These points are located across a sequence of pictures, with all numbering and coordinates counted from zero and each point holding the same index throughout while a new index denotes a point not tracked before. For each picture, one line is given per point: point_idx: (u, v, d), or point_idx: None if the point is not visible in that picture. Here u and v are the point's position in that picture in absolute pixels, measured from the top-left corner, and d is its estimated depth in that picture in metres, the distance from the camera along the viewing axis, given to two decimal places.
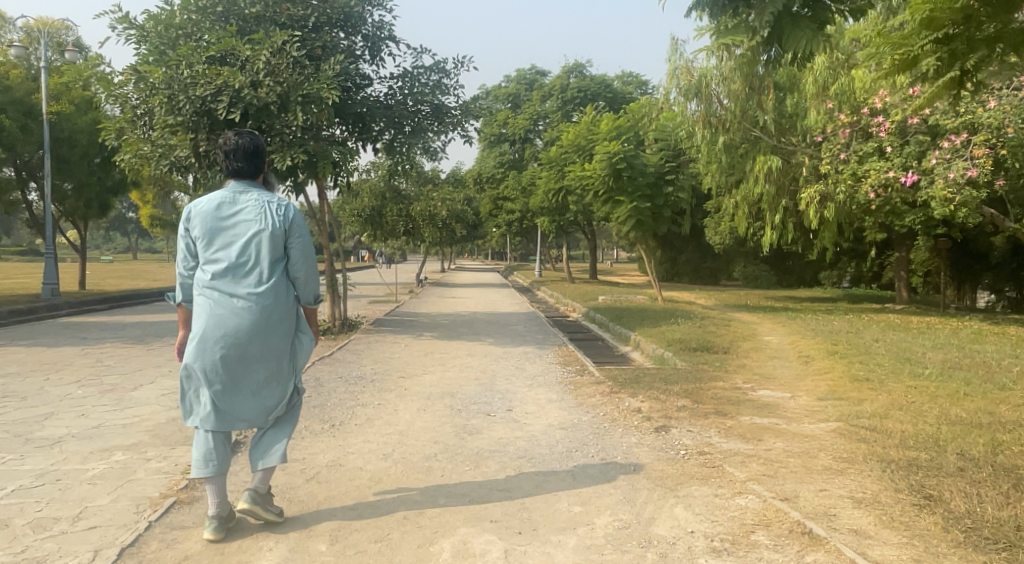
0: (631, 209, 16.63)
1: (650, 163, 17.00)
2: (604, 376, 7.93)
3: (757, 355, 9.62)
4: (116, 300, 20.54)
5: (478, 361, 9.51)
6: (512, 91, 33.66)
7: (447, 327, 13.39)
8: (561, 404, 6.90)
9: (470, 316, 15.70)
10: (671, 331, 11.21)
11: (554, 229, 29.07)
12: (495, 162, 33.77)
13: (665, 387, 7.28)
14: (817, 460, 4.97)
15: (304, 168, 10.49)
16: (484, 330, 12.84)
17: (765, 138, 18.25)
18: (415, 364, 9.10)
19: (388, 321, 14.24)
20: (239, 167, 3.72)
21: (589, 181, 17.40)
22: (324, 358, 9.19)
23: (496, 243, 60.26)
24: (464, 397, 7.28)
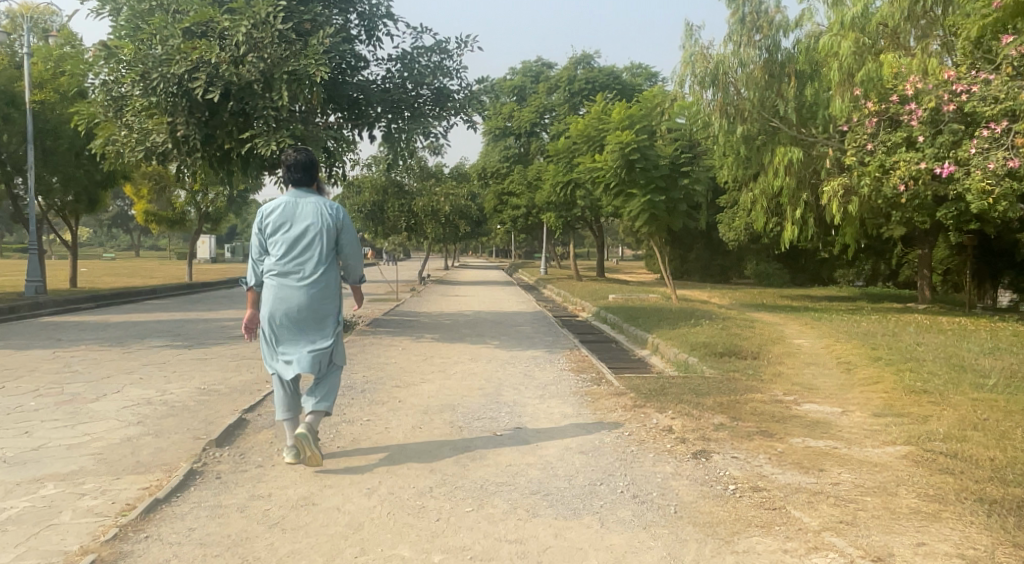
0: (644, 203, 15.69)
1: (663, 155, 16.06)
2: (625, 388, 7.01)
3: (791, 362, 8.67)
4: (105, 298, 19.69)
5: (482, 367, 8.59)
6: (518, 83, 32.71)
7: (449, 328, 12.46)
8: (578, 420, 5.98)
9: (474, 317, 14.76)
10: (694, 334, 10.27)
11: (561, 225, 28.10)
12: (500, 156, 32.89)
13: (696, 401, 6.36)
14: (899, 500, 4.04)
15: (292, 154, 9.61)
16: (489, 332, 11.91)
17: (784, 128, 17.40)
18: (412, 372, 8.17)
19: (386, 321, 13.34)
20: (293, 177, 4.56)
21: (599, 173, 16.47)
22: None
23: (501, 241, 59.32)
24: (465, 411, 6.37)
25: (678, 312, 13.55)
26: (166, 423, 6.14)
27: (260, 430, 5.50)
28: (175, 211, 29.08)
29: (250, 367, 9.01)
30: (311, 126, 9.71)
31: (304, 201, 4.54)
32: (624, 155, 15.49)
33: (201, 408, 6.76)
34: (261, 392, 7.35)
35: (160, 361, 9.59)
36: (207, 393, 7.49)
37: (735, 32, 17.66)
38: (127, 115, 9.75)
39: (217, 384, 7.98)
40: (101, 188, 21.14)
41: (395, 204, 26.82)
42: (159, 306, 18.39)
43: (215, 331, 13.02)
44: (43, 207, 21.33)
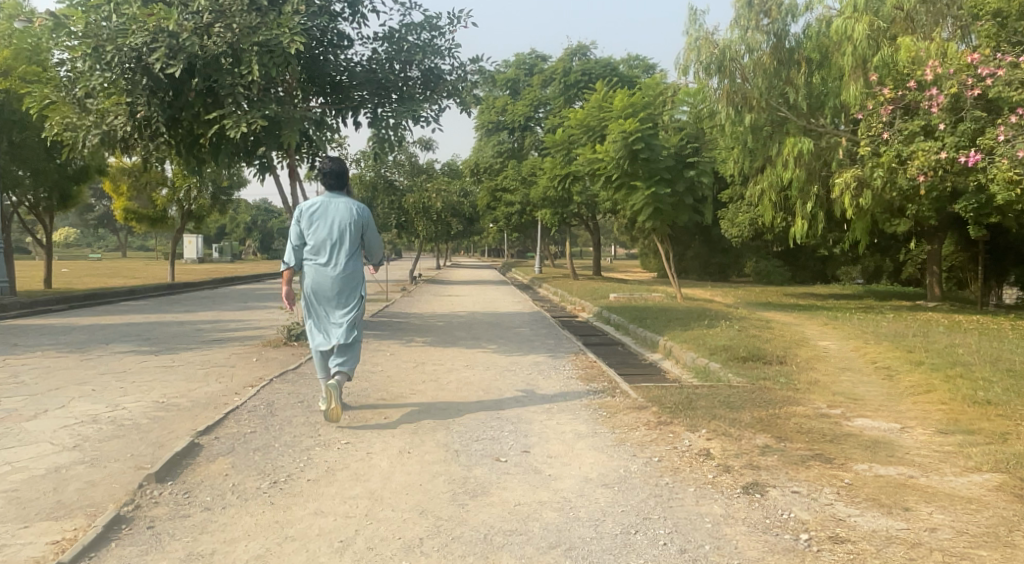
0: (648, 196, 14.84)
1: (668, 144, 15.15)
2: (646, 401, 6.07)
3: (823, 369, 7.77)
4: (78, 299, 18.59)
5: (480, 375, 7.65)
6: (511, 76, 31.69)
7: (441, 331, 11.48)
8: (595, 442, 5.04)
9: (469, 318, 13.77)
10: (711, 337, 9.34)
11: (557, 222, 27.12)
12: (493, 151, 31.93)
13: (733, 417, 5.42)
14: (1023, 555, 3.13)
15: (265, 137, 8.67)
16: (485, 335, 10.94)
17: (791, 117, 16.56)
18: (400, 381, 7.22)
19: (374, 323, 12.37)
20: (332, 180, 5.54)
21: (599, 165, 15.54)
22: (288, 373, 7.33)
23: (493, 239, 58.32)
24: (463, 429, 5.41)
25: (689, 312, 12.57)
26: (107, 448, 5.16)
27: (215, 458, 4.54)
28: (156, 209, 27.93)
29: (220, 377, 8.03)
30: (288, 107, 8.76)
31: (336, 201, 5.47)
32: (628, 146, 14.59)
33: (154, 427, 5.79)
34: (226, 407, 6.38)
35: (119, 369, 8.59)
36: (165, 408, 6.50)
37: (743, 16, 16.96)
38: (80, 96, 8.80)
39: (179, 397, 7.00)
40: (73, 183, 20.00)
41: (385, 200, 26.48)
42: (134, 308, 17.30)
43: (187, 335, 12.00)
44: (12, 204, 20.15)
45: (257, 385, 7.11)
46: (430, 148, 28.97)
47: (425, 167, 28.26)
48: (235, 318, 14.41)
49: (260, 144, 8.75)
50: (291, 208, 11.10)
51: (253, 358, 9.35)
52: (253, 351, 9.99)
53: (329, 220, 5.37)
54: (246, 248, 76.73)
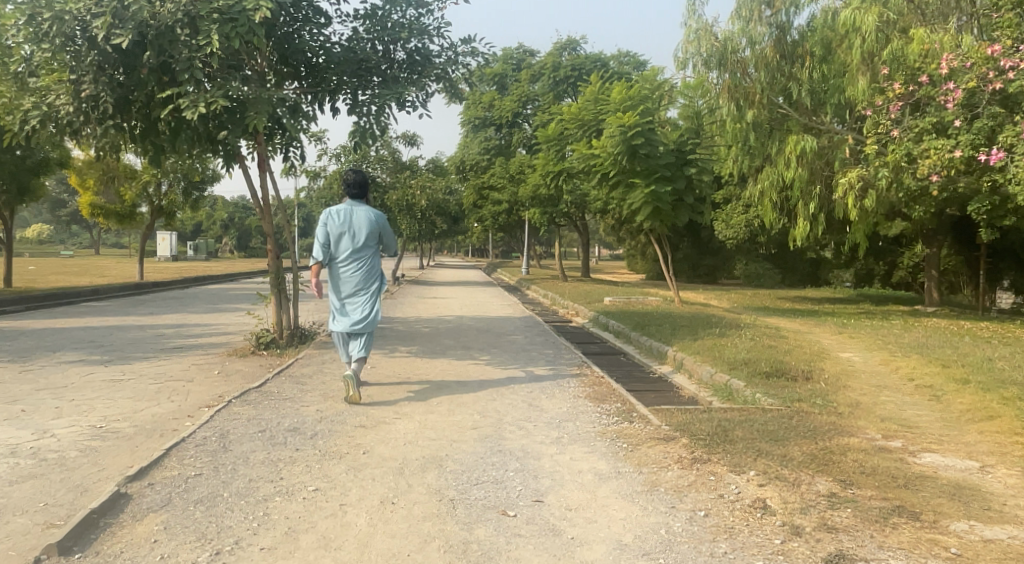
0: (647, 194, 14.02)
1: (668, 139, 14.32)
2: (672, 430, 5.15)
3: (859, 388, 6.90)
4: (36, 300, 17.32)
5: (473, 393, 6.72)
6: (498, 71, 30.67)
7: (427, 339, 10.51)
8: (619, 488, 4.14)
9: (457, 323, 12.80)
10: (725, 349, 8.47)
11: (545, 222, 26.21)
12: (479, 148, 30.90)
13: (781, 454, 4.52)
14: None
15: (228, 119, 7.65)
16: (476, 344, 9.98)
17: (793, 114, 15.81)
18: (382, 401, 6.27)
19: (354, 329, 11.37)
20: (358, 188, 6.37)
21: (595, 160, 14.68)
22: (252, 393, 6.34)
23: (477, 239, 57.33)
24: (458, 469, 4.46)
25: (693, 318, 11.70)
26: (16, 493, 4.15)
27: (147, 513, 3.57)
28: (125, 204, 26.57)
29: (175, 395, 6.99)
30: (255, 87, 7.76)
31: (361, 209, 6.32)
32: (627, 141, 13.73)
33: (82, 461, 4.77)
34: (176, 435, 5.38)
35: (60, 383, 7.51)
36: (101, 436, 5.46)
37: (744, 7, 16.13)
38: (17, 73, 7.83)
39: (122, 421, 5.96)
40: (32, 175, 18.72)
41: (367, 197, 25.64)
42: (94, 310, 16.09)
43: (147, 342, 10.90)
44: None
45: (215, 406, 6.10)
46: (414, 144, 27.93)
47: (409, 164, 27.24)
48: (203, 322, 13.31)
49: (223, 128, 7.74)
50: (262, 203, 10.07)
51: (217, 370, 8.33)
52: (217, 362, 8.94)
53: (357, 225, 6.21)
54: (224, 246, 74.96)
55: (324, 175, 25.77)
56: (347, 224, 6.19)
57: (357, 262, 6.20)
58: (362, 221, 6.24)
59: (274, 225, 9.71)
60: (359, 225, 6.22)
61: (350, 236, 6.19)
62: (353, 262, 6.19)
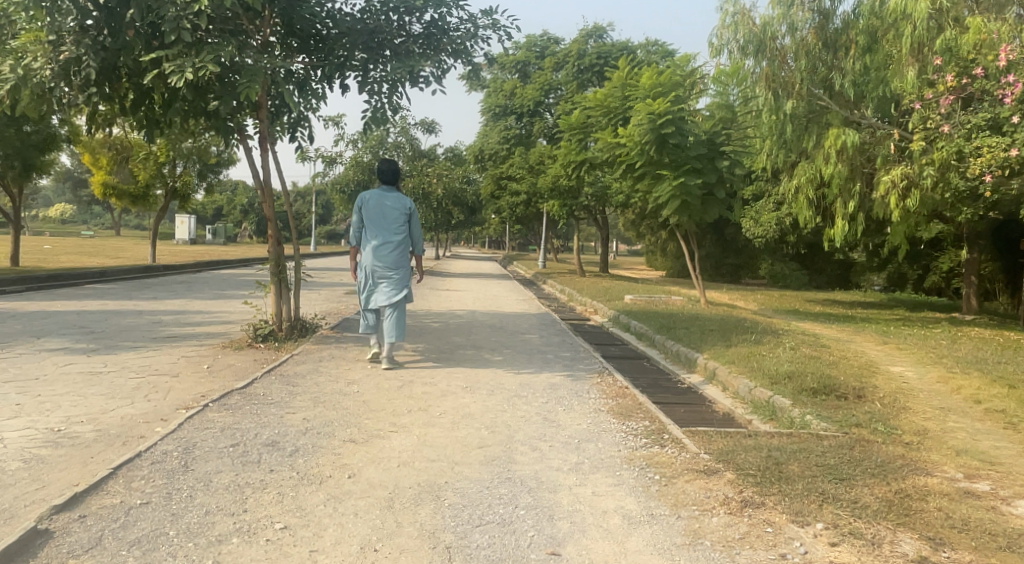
0: (675, 187, 13.18)
1: (700, 129, 13.44)
2: (715, 461, 4.37)
3: (921, 411, 6.05)
4: (38, 280, 16.81)
5: (482, 403, 5.97)
6: (520, 58, 29.76)
7: (435, 336, 9.76)
8: (653, 538, 3.37)
9: (470, 319, 12.07)
10: (763, 359, 7.64)
11: (565, 215, 25.36)
12: (499, 138, 29.85)
13: (851, 500, 3.73)
14: None
15: (223, 88, 6.89)
16: (488, 343, 9.23)
17: (832, 106, 14.86)
18: (379, 408, 5.55)
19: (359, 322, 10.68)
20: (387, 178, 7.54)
21: (621, 150, 13.88)
22: (234, 396, 5.64)
23: (494, 231, 56.61)
24: (458, 502, 3.72)
25: (723, 322, 10.86)
26: None
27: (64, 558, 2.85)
28: (138, 185, 26.06)
29: (152, 393, 6.30)
30: (253, 54, 7.03)
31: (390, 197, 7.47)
32: (657, 130, 12.90)
33: (23, 474, 4.09)
34: (139, 444, 4.69)
35: (32, 374, 6.88)
36: (54, 442, 4.77)
37: None
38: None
39: (85, 422, 5.27)
40: (39, 152, 18.21)
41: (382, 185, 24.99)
42: (96, 293, 15.53)
43: (140, 329, 10.26)
44: None
45: (191, 409, 5.39)
46: (432, 131, 27.19)
47: (426, 152, 26.57)
48: (204, 309, 12.69)
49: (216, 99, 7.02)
50: (264, 184, 9.37)
51: (206, 365, 7.66)
52: (209, 354, 8.27)
53: (386, 211, 7.38)
54: (241, 230, 74.91)
55: (339, 161, 25.12)
56: (377, 209, 7.39)
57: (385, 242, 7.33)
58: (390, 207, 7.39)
59: (275, 208, 8.96)
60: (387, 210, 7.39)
61: (380, 219, 7.37)
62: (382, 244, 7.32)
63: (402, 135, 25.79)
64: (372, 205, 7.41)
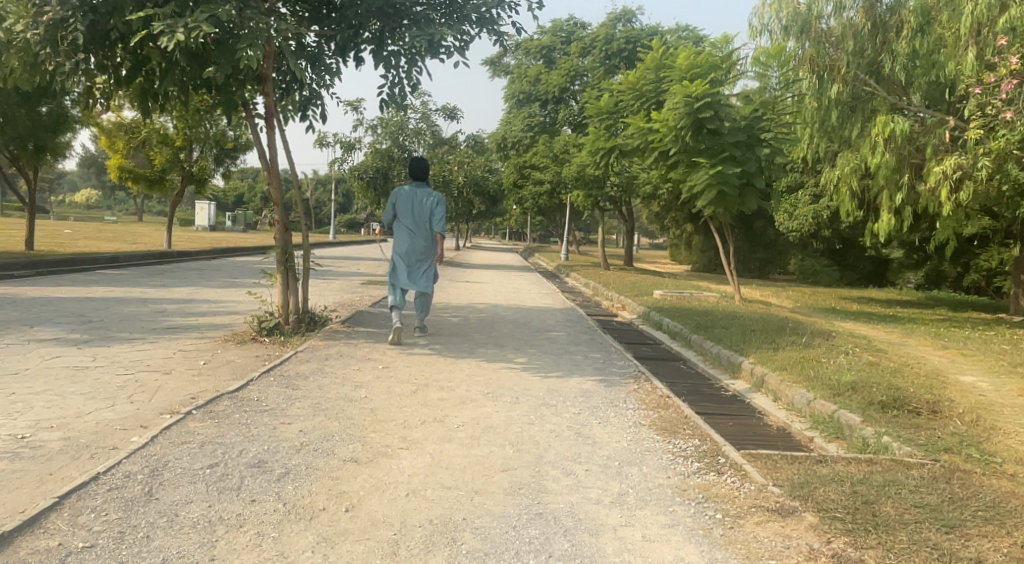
0: (712, 175, 12.36)
1: (740, 113, 12.58)
2: (790, 498, 3.60)
3: (1015, 432, 5.22)
4: (48, 265, 16.31)
5: (506, 413, 5.24)
6: (545, 43, 28.92)
7: (454, 333, 9.05)
8: None
9: (491, 314, 11.33)
10: (819, 366, 6.82)
11: (589, 206, 24.46)
12: (522, 126, 29.02)
13: (974, 558, 2.93)
14: None
15: (219, 53, 6.15)
16: (511, 341, 8.50)
17: (880, 92, 13.90)
18: (389, 419, 4.83)
19: (374, 316, 9.99)
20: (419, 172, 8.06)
21: (654, 136, 13.07)
22: (224, 401, 4.95)
23: (515, 223, 55.76)
24: (478, 550, 2.99)
25: (764, 321, 10.03)
26: None
27: None
28: (154, 169, 25.52)
29: (138, 393, 5.62)
30: (254, 14, 6.34)
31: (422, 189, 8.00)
32: (695, 114, 12.07)
33: None
34: (107, 458, 4.01)
35: (12, 368, 6.25)
36: (11, 454, 4.10)
37: None
38: None
39: (53, 429, 4.60)
40: (50, 133, 17.70)
41: (402, 172, 24.35)
42: (105, 279, 14.98)
43: (141, 319, 9.62)
44: None
45: (174, 415, 4.71)
46: (454, 118, 26.46)
47: (447, 139, 25.88)
48: (213, 299, 12.06)
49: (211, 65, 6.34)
50: (271, 165, 8.70)
51: (204, 361, 6.99)
52: (208, 349, 7.61)
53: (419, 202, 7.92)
54: (262, 218, 74.78)
55: (359, 147, 24.47)
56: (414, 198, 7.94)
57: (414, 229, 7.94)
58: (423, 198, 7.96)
59: (282, 193, 8.25)
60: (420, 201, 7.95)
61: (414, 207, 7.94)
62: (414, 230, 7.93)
63: (423, 121, 25.10)
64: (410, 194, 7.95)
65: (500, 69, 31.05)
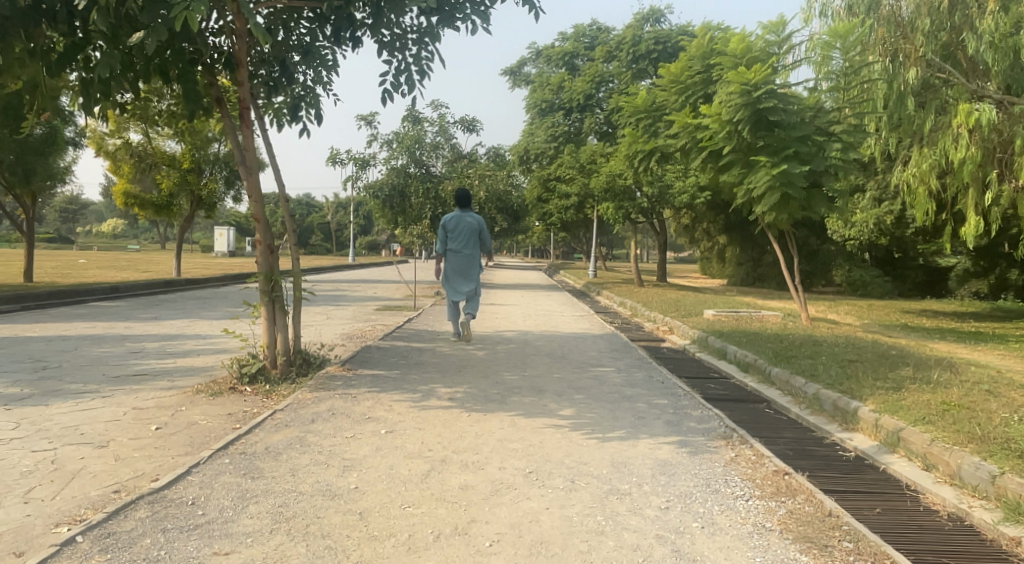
0: (775, 176, 10.64)
1: (804, 103, 10.85)
2: None
3: None
4: (36, 298, 14.92)
5: (560, 511, 3.54)
6: (567, 49, 27.40)
7: (480, 373, 7.35)
8: None
9: (522, 345, 9.59)
10: (979, 419, 5.02)
11: (620, 218, 22.69)
12: (545, 136, 27.44)
13: None
14: None
15: (149, 12, 4.64)
16: (551, 384, 6.77)
17: (957, 78, 12.13)
18: (385, 535, 3.15)
19: (383, 352, 8.33)
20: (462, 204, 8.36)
21: (704, 133, 11.43)
22: (145, 509, 3.32)
23: (539, 239, 54.01)
24: None
25: (858, 349, 8.24)
26: None
27: None
28: (161, 194, 24.26)
29: (42, 485, 4.01)
30: None
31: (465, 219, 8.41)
32: (754, 107, 10.40)
33: None
34: None
35: None
36: None
37: None
38: None
39: None
40: (41, 156, 16.50)
41: (419, 188, 22.94)
42: (92, 313, 13.49)
43: (106, 364, 8.04)
44: None
45: (60, 537, 3.08)
46: (473, 130, 24.99)
47: (467, 153, 24.40)
48: (202, 334, 10.47)
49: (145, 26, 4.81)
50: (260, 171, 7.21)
51: (156, 427, 5.36)
52: (170, 406, 6.00)
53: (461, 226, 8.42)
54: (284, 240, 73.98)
55: (374, 163, 23.07)
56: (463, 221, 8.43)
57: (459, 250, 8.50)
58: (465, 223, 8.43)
59: (263, 208, 6.63)
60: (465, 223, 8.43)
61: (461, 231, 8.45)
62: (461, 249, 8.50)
63: (440, 134, 23.69)
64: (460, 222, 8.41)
65: (521, 78, 29.61)
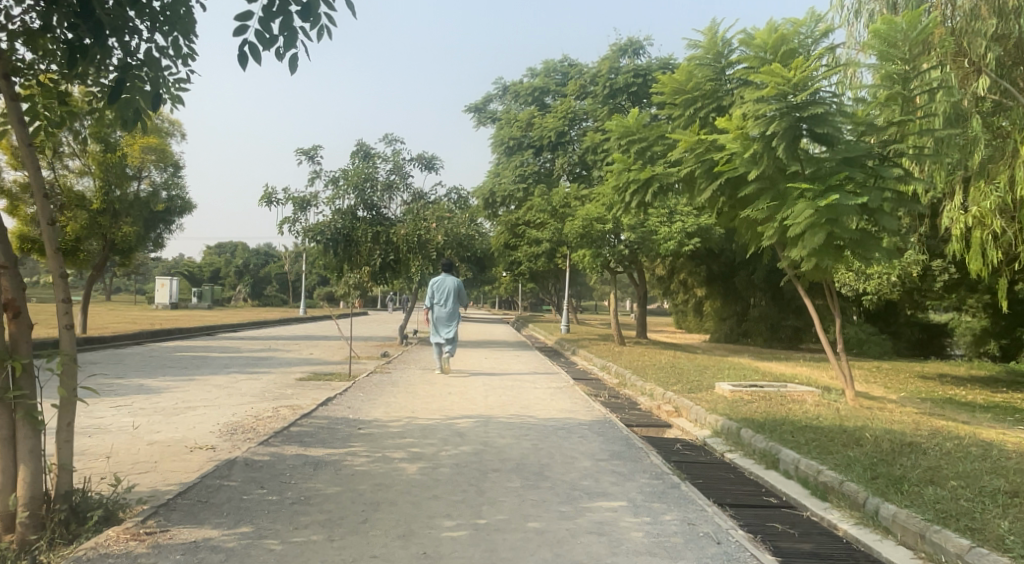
0: (819, 211, 7.97)
1: (852, 114, 8.30)
2: None
3: None
4: None
5: None
6: (537, 85, 25.12)
7: (398, 523, 4.21)
8: None
9: (478, 448, 6.46)
10: None
11: (598, 267, 19.85)
12: (512, 177, 24.83)
13: None
14: None
15: None
16: (525, 558, 3.68)
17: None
18: None
19: (250, 475, 5.12)
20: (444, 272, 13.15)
21: (721, 154, 8.85)
22: None
23: (507, 289, 51.18)
24: None
25: (1001, 468, 5.30)
26: None
27: None
28: (66, 237, 20.43)
29: None
30: None
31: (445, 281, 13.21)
32: (794, 117, 7.96)
33: None
34: None
35: None
36: None
37: None
38: None
39: None
40: None
41: (368, 231, 20.17)
42: None
43: None
44: None
45: None
46: (432, 169, 22.29)
47: (426, 193, 21.57)
48: None
49: None
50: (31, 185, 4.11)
51: None
52: None
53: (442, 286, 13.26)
54: (237, 291, 70.25)
55: (316, 204, 20.06)
56: (443, 282, 13.26)
57: (441, 302, 13.28)
58: (443, 284, 13.28)
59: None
60: (444, 284, 13.28)
61: (442, 290, 13.26)
62: (442, 302, 13.27)
63: (395, 172, 20.93)
64: (441, 283, 13.23)
65: (486, 115, 27.24)
